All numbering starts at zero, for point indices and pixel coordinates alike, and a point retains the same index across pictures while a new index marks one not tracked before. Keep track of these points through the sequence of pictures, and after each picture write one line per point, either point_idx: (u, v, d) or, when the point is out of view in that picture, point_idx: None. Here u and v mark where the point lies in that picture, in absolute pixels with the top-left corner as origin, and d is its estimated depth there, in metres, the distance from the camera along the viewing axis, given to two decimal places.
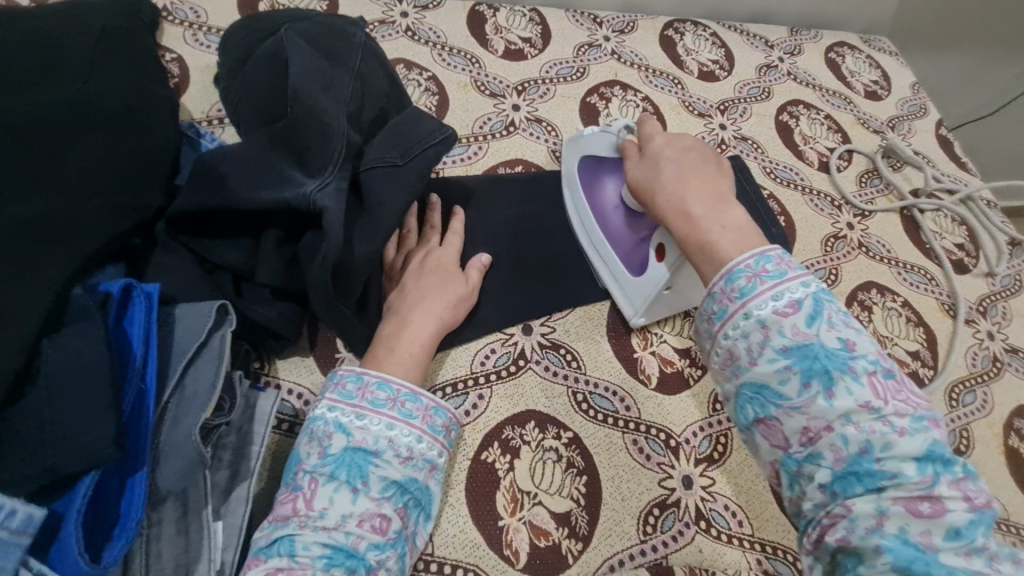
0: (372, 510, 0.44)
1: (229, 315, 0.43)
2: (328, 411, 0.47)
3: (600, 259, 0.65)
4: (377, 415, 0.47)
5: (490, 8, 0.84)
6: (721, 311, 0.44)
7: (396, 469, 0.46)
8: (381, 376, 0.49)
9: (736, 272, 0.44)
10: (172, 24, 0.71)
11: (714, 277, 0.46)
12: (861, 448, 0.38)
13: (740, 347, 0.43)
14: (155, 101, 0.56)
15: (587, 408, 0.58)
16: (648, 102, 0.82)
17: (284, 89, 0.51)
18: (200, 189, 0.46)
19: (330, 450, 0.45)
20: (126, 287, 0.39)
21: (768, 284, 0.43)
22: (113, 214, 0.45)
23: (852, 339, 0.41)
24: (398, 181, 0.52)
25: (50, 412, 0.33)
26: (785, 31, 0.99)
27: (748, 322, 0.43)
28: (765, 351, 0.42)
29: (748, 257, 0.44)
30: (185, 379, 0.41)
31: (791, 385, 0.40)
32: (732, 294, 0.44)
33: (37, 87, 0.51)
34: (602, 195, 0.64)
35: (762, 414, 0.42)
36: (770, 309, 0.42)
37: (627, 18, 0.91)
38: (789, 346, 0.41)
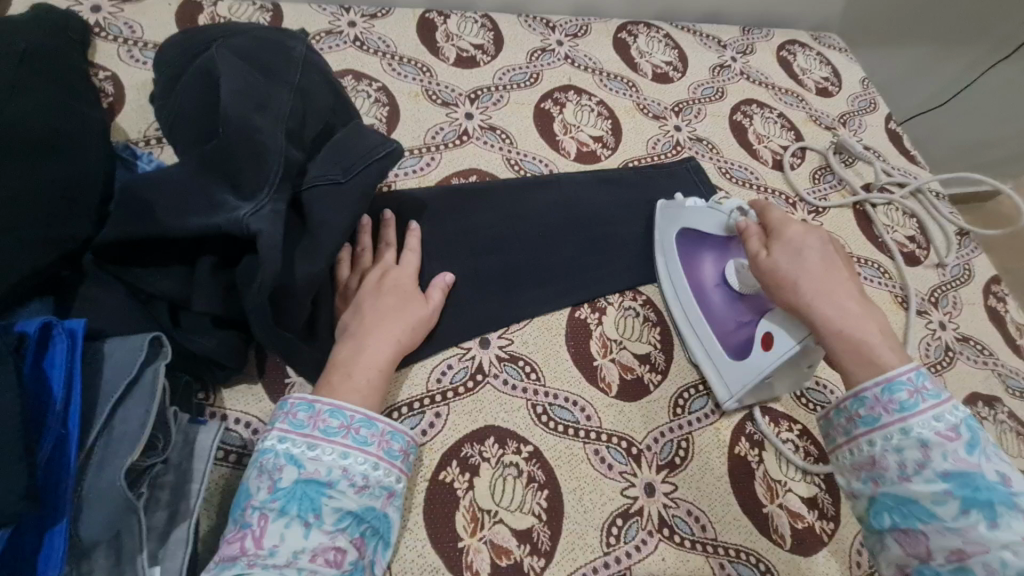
0: (325, 544, 0.42)
1: (163, 347, 0.41)
2: (278, 443, 0.45)
3: (694, 336, 0.64)
4: (329, 445, 0.46)
5: (441, 15, 0.83)
6: (871, 419, 0.46)
7: (351, 499, 0.44)
8: (333, 403, 0.47)
9: (897, 384, 0.46)
10: (105, 41, 0.68)
11: (867, 381, 0.47)
12: (1022, 570, 0.37)
13: (889, 461, 0.44)
14: (83, 122, 0.54)
15: (547, 420, 0.57)
16: (603, 106, 0.82)
17: (215, 109, 0.49)
18: (126, 217, 0.44)
19: (279, 485, 0.44)
20: (45, 325, 0.37)
21: (931, 403, 0.44)
22: (27, 249, 0.44)
23: (1011, 474, 0.41)
24: (341, 199, 0.51)
25: None
26: (737, 31, 1.00)
27: (907, 438, 0.44)
28: (921, 472, 0.43)
29: (909, 370, 0.46)
30: (113, 419, 0.39)
31: (947, 507, 0.41)
32: (890, 406, 0.45)
33: None
34: (702, 273, 0.64)
35: (902, 525, 0.43)
36: (932, 430, 0.44)
37: (579, 22, 0.91)
38: (950, 471, 0.42)
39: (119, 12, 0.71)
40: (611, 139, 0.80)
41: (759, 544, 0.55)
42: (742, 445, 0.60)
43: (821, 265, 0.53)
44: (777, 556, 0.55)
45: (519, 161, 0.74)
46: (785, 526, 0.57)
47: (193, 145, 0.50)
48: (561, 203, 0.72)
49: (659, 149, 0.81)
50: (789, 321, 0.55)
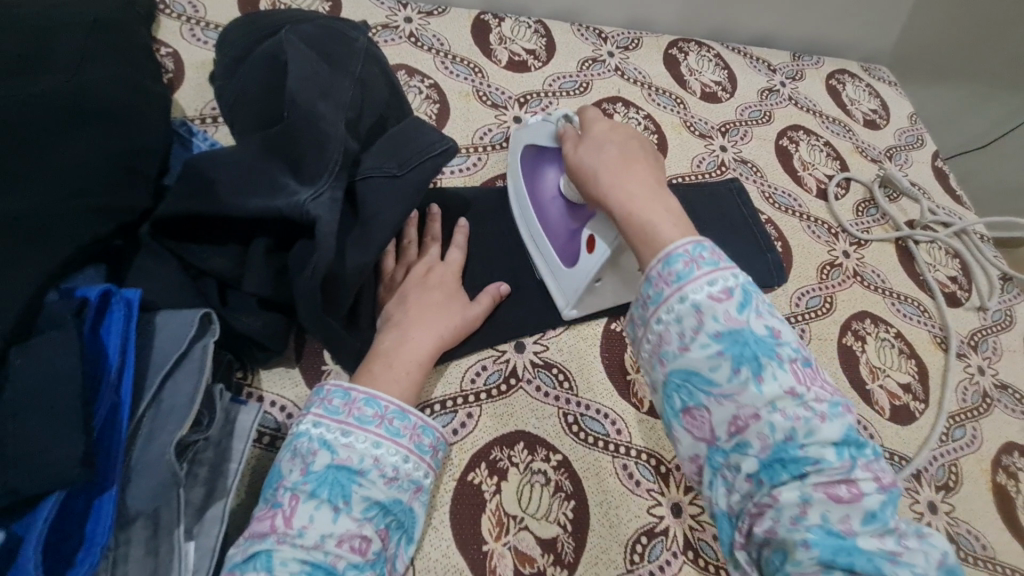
0: (352, 531, 0.42)
1: (212, 325, 0.42)
2: (313, 428, 0.45)
3: (535, 250, 0.64)
4: (363, 433, 0.45)
5: (495, 17, 0.84)
6: (657, 294, 0.42)
7: (380, 489, 0.44)
8: (369, 392, 0.47)
9: (674, 256, 0.42)
10: (169, 18, 0.69)
11: (652, 261, 0.43)
12: (786, 435, 0.38)
13: (671, 333, 0.41)
14: (146, 97, 0.54)
15: (577, 430, 0.57)
16: (651, 120, 0.82)
17: (281, 93, 0.49)
18: (186, 192, 0.44)
19: (312, 468, 0.43)
20: (105, 293, 0.37)
21: (705, 270, 0.41)
22: (89, 216, 0.43)
23: (779, 326, 0.41)
24: (395, 192, 0.51)
25: (13, 427, 0.30)
26: (788, 56, 0.99)
27: (684, 305, 0.41)
28: (698, 338, 0.40)
29: (686, 243, 0.42)
30: (161, 392, 0.39)
31: (721, 372, 0.39)
32: (669, 277, 0.42)
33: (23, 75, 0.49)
34: (544, 184, 0.63)
35: (689, 403, 0.41)
36: (704, 294, 0.41)
37: (631, 35, 0.91)
38: (721, 332, 0.40)
39: None
40: (657, 153, 0.79)
41: None
42: None
43: (619, 156, 0.50)
44: None
45: None
46: None
47: (255, 128, 0.50)
48: None
49: (703, 168, 0.81)
50: (607, 223, 0.55)
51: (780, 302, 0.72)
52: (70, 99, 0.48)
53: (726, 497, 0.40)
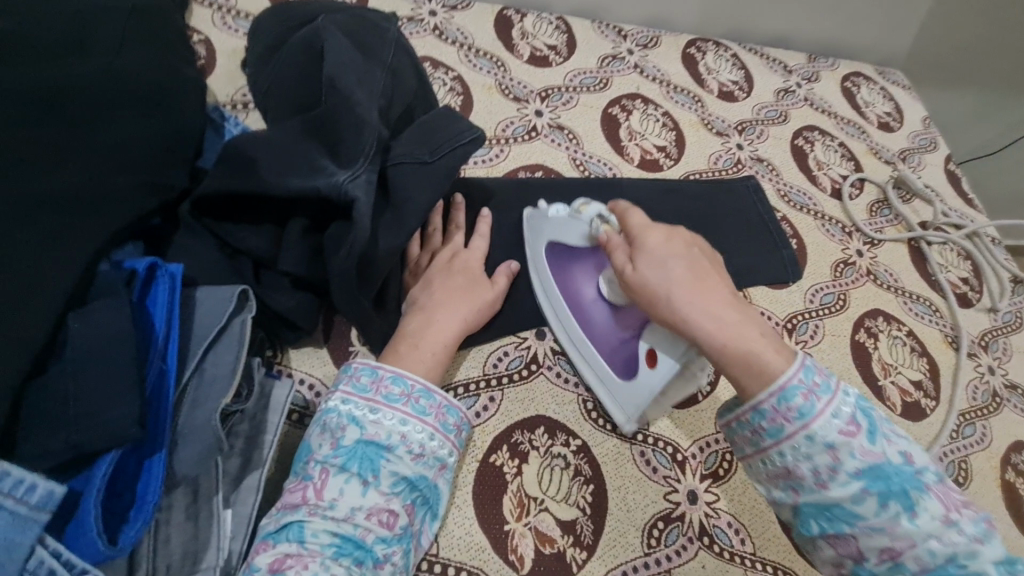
0: (380, 506, 0.43)
1: (250, 301, 0.43)
2: (342, 404, 0.46)
3: (584, 363, 0.59)
4: (391, 410, 0.46)
5: (518, 13, 0.85)
6: (774, 430, 0.42)
7: (407, 465, 0.45)
8: (396, 370, 0.48)
9: (790, 389, 0.42)
10: (200, 6, 0.71)
11: (758, 389, 0.43)
12: (948, 558, 0.37)
13: (803, 469, 0.41)
14: (182, 81, 0.56)
15: (596, 417, 0.58)
16: (669, 117, 0.83)
17: (318, 79, 0.51)
18: (228, 172, 0.46)
19: (341, 443, 0.45)
20: (152, 266, 0.39)
21: (824, 401, 0.41)
22: (138, 191, 0.45)
23: (910, 450, 0.40)
24: (425, 178, 0.52)
25: (71, 389, 0.32)
26: (804, 58, 1.00)
27: (813, 444, 0.40)
28: (836, 476, 0.40)
29: (797, 370, 0.42)
30: (203, 363, 0.40)
31: (867, 505, 0.39)
32: (789, 413, 0.41)
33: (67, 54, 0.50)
34: (582, 290, 0.58)
35: (831, 529, 0.40)
36: (834, 429, 0.40)
37: (650, 33, 0.92)
38: (861, 469, 0.40)
39: None
40: (675, 150, 0.81)
41: (796, 564, 0.55)
42: None
43: (689, 273, 0.46)
44: None
45: (584, 162, 0.75)
46: None
47: (291, 114, 0.52)
48: None
49: (720, 165, 0.82)
50: (668, 335, 0.49)
51: (794, 298, 0.73)
52: (111, 81, 0.49)
53: None
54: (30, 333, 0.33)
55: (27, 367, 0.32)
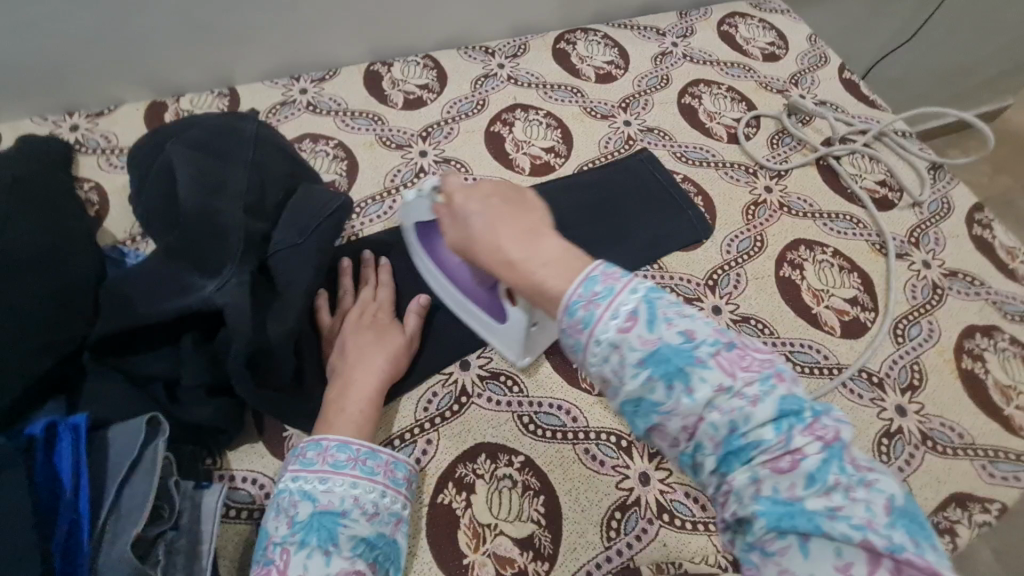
0: (346, 570, 0.45)
1: (161, 427, 0.46)
2: (293, 482, 0.49)
3: (467, 313, 0.64)
4: (340, 476, 0.50)
5: (385, 66, 0.89)
6: (576, 344, 0.39)
7: (364, 525, 0.48)
8: (340, 438, 0.52)
9: (573, 306, 0.39)
10: (86, 155, 0.76)
11: (557, 313, 0.40)
12: (730, 429, 0.35)
13: (602, 373, 0.38)
14: (71, 234, 0.59)
15: (534, 428, 0.60)
16: (551, 117, 0.85)
17: (176, 199, 0.54)
18: (110, 313, 0.49)
19: (297, 519, 0.47)
20: (50, 425, 0.42)
21: (605, 305, 0.38)
22: (30, 357, 0.50)
23: (692, 326, 0.38)
24: (300, 259, 0.55)
25: None
26: (675, 16, 1.02)
27: (601, 347, 0.38)
28: (625, 370, 0.37)
29: (578, 286, 0.39)
30: (121, 497, 0.43)
31: (658, 392, 0.36)
32: (577, 326, 0.39)
33: None
34: (448, 256, 0.62)
35: (646, 425, 0.38)
36: (613, 328, 0.38)
37: (517, 42, 0.95)
38: (643, 357, 0.37)
39: (96, 128, 0.79)
40: (563, 147, 0.83)
41: None
42: None
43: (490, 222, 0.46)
44: None
45: (476, 186, 0.77)
46: None
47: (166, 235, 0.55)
48: None
49: (611, 147, 0.83)
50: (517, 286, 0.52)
51: (711, 253, 0.74)
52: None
53: (707, 493, 0.38)
54: None
55: None
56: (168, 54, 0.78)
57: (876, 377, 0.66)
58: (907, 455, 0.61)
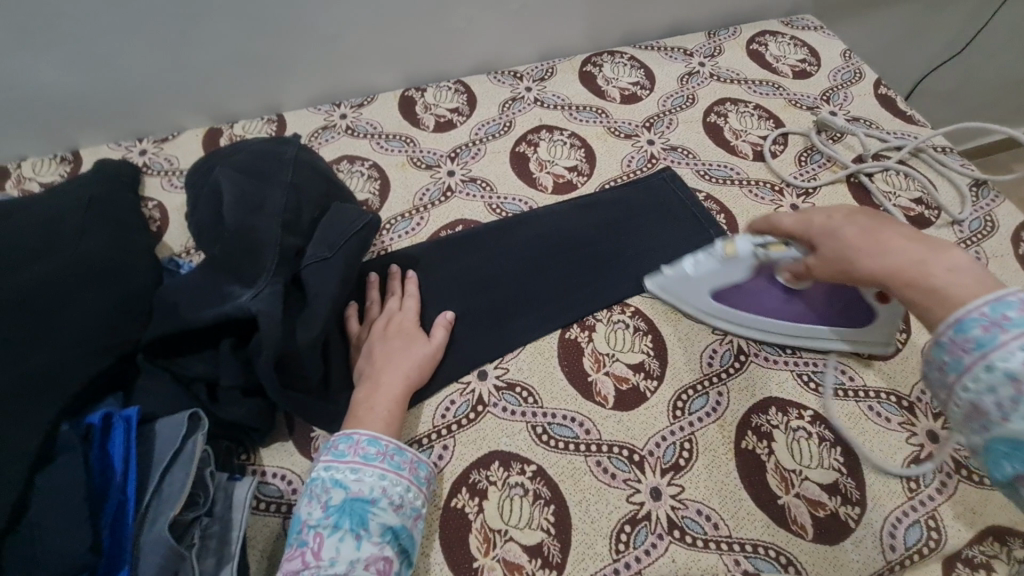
0: (375, 554, 0.49)
1: (201, 420, 0.51)
2: (324, 471, 0.52)
3: (779, 337, 0.67)
4: (369, 468, 0.52)
5: (419, 91, 0.95)
6: (955, 363, 0.40)
7: (390, 515, 0.50)
8: (370, 433, 0.54)
9: (967, 322, 0.40)
10: (151, 176, 0.84)
11: (940, 326, 0.41)
12: None
13: (985, 401, 0.38)
14: (134, 247, 0.66)
15: (547, 439, 0.61)
16: (576, 137, 0.88)
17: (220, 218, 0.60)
18: (161, 320, 0.55)
19: (330, 503, 0.50)
20: (106, 417, 0.48)
21: (1015, 334, 0.37)
22: (90, 358, 0.54)
23: None
24: (330, 271, 0.59)
25: (40, 533, 0.42)
26: (703, 36, 1.03)
27: (992, 374, 0.38)
28: (1017, 406, 0.37)
29: (982, 303, 0.39)
30: (163, 484, 0.48)
31: None
32: (965, 345, 0.39)
33: (45, 254, 0.61)
34: (748, 287, 0.64)
35: (1017, 462, 0.37)
36: (1017, 359, 0.37)
37: (545, 66, 0.98)
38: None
39: (161, 151, 0.88)
40: (586, 165, 0.85)
41: (777, 536, 0.55)
42: (749, 439, 0.61)
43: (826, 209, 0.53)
44: (798, 546, 0.55)
45: (500, 204, 0.81)
46: (804, 515, 0.56)
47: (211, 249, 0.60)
48: (542, 236, 0.77)
49: (634, 166, 0.85)
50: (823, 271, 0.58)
51: None
52: (73, 270, 0.59)
53: None
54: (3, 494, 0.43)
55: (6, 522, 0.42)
56: (226, 84, 0.86)
57: (907, 401, 0.63)
58: (939, 483, 0.58)
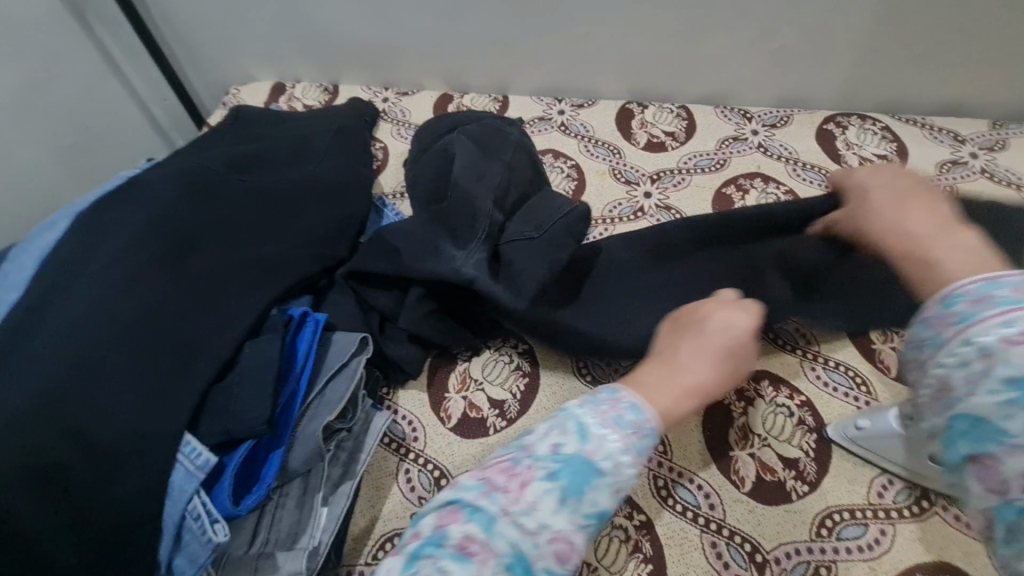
0: (566, 532, 0.39)
1: (367, 345, 0.56)
2: (577, 410, 0.44)
3: None
4: (616, 432, 0.42)
5: (640, 106, 0.93)
6: (935, 338, 0.37)
7: (610, 497, 0.41)
8: (635, 400, 0.45)
9: (956, 297, 0.37)
10: (385, 122, 0.94)
11: (930, 302, 0.39)
12: None
13: (954, 378, 0.35)
14: (358, 176, 0.73)
15: (666, 496, 0.57)
16: (792, 195, 0.80)
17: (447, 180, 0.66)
18: (375, 254, 0.62)
19: (561, 450, 0.42)
20: (304, 314, 0.56)
21: (1000, 308, 0.34)
22: (308, 261, 0.62)
23: None
24: (533, 251, 0.61)
25: (233, 392, 0.50)
26: (985, 125, 0.87)
27: (966, 348, 0.35)
28: (984, 382, 0.33)
29: (974, 281, 0.37)
30: (325, 389, 0.54)
31: (1016, 422, 0.32)
32: (950, 319, 0.37)
33: (294, 164, 0.71)
34: None
35: (975, 452, 0.33)
36: (996, 334, 0.34)
37: (781, 113, 0.91)
38: (1017, 376, 0.32)
39: (399, 103, 0.98)
40: None
41: None
42: None
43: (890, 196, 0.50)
44: None
45: None
46: None
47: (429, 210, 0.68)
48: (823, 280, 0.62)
49: None
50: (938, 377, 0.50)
51: None
52: (311, 184, 0.68)
53: None
54: (221, 349, 0.52)
55: (218, 371, 0.51)
56: (471, 58, 0.94)
57: None
58: None
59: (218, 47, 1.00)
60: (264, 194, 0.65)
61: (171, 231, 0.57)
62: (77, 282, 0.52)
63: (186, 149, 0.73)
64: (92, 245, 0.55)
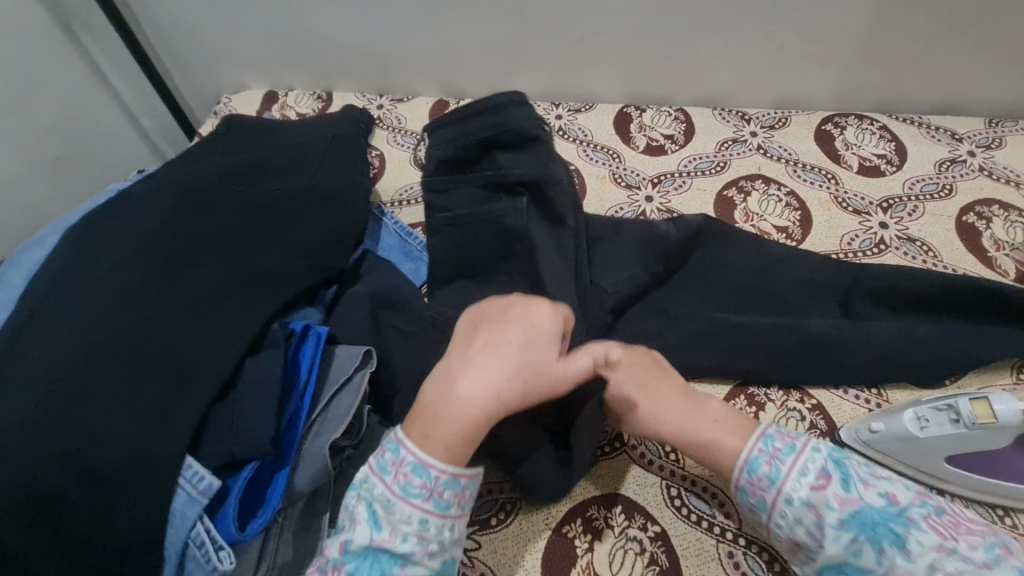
0: None
1: (372, 356, 0.53)
2: (363, 488, 0.46)
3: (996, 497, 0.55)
4: (407, 506, 0.44)
5: (638, 109, 0.92)
6: (760, 503, 0.48)
7: (421, 566, 0.44)
8: (419, 459, 0.45)
9: (755, 459, 0.48)
10: (381, 129, 0.93)
11: (735, 472, 0.49)
12: None
13: (800, 534, 0.46)
14: (356, 185, 0.72)
15: (679, 505, 0.56)
16: (794, 197, 0.80)
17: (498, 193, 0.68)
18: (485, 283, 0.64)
19: (355, 539, 0.45)
20: (306, 327, 0.54)
21: (788, 462, 0.47)
22: (307, 273, 0.61)
23: (890, 488, 0.46)
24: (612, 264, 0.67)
25: (236, 412, 0.48)
26: (982, 122, 0.88)
27: (794, 506, 0.46)
28: (824, 531, 0.45)
29: (757, 441, 0.49)
30: (330, 403, 0.52)
31: (866, 556, 0.44)
32: (762, 483, 0.48)
33: (290, 173, 0.70)
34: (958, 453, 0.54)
35: None
36: (805, 487, 0.46)
37: (779, 114, 0.91)
38: (843, 518, 0.45)
39: (394, 110, 0.96)
40: (798, 230, 0.77)
41: None
42: None
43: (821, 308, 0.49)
44: None
45: None
46: None
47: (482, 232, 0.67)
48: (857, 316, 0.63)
49: (855, 246, 0.75)
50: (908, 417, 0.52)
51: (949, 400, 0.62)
52: (309, 195, 0.67)
53: None
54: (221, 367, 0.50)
55: (217, 390, 0.49)
56: (467, 64, 0.93)
57: None
58: None
59: (208, 58, 0.99)
60: (261, 206, 0.64)
61: (165, 245, 0.55)
62: (67, 300, 0.50)
63: (177, 161, 0.71)
64: (80, 260, 0.53)
